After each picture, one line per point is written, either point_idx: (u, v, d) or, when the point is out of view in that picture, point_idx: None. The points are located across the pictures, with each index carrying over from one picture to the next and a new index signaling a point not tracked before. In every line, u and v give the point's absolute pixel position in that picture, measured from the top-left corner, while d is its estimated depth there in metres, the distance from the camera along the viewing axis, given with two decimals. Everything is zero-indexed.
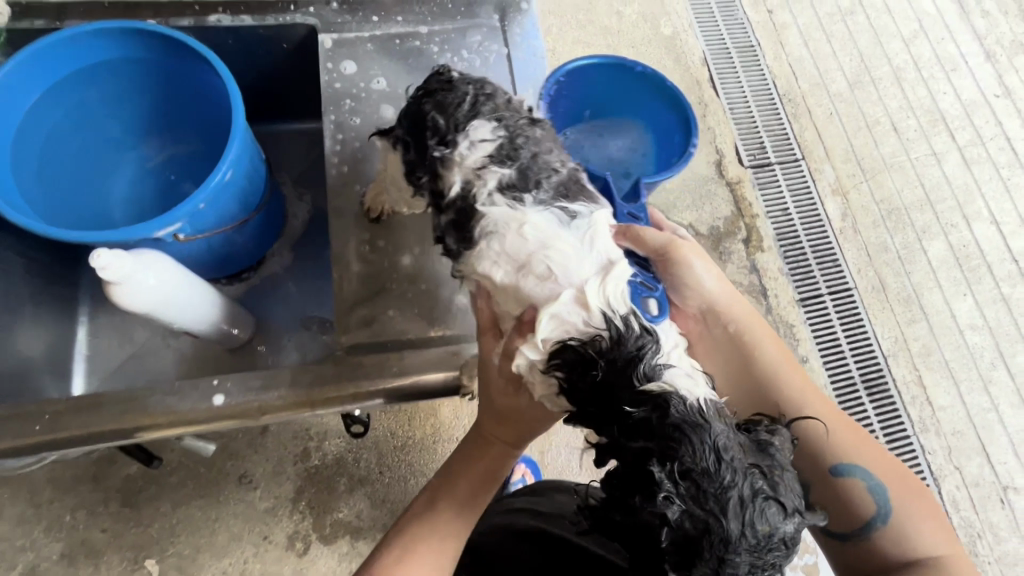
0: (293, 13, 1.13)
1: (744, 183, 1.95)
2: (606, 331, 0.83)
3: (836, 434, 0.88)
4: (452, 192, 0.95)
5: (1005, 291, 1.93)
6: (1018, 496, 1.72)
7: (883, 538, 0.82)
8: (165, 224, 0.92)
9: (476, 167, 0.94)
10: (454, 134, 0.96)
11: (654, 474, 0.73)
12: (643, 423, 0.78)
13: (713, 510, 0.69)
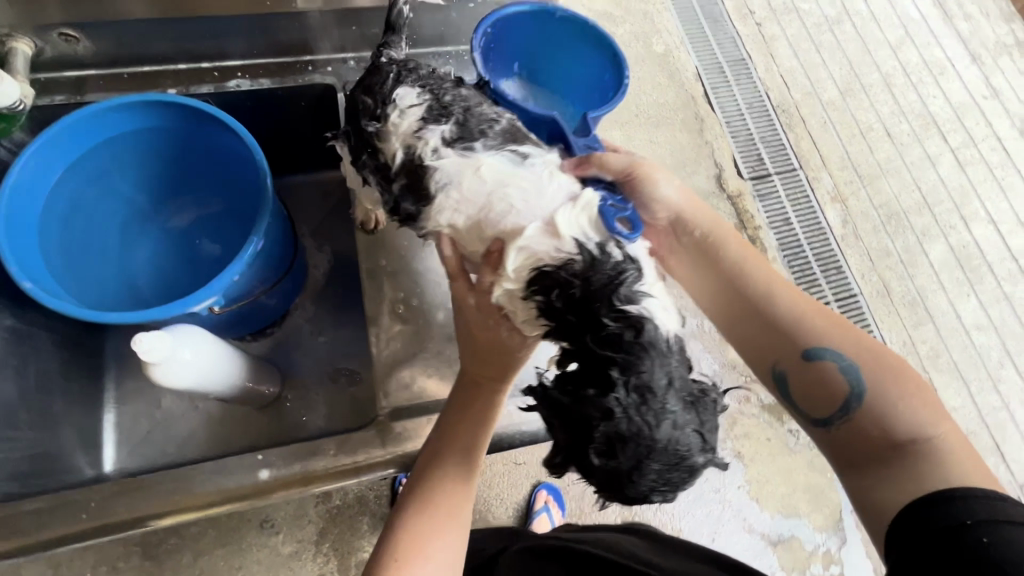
0: (311, 74, 1.12)
1: (744, 196, 1.90)
2: (580, 255, 0.77)
3: (809, 321, 0.82)
4: (398, 160, 0.91)
5: (1007, 289, 1.96)
6: None
7: (864, 419, 0.75)
8: (199, 300, 0.91)
9: (414, 132, 0.91)
10: (384, 104, 0.94)
11: (611, 379, 0.70)
12: (615, 338, 0.72)
13: (649, 420, 0.67)
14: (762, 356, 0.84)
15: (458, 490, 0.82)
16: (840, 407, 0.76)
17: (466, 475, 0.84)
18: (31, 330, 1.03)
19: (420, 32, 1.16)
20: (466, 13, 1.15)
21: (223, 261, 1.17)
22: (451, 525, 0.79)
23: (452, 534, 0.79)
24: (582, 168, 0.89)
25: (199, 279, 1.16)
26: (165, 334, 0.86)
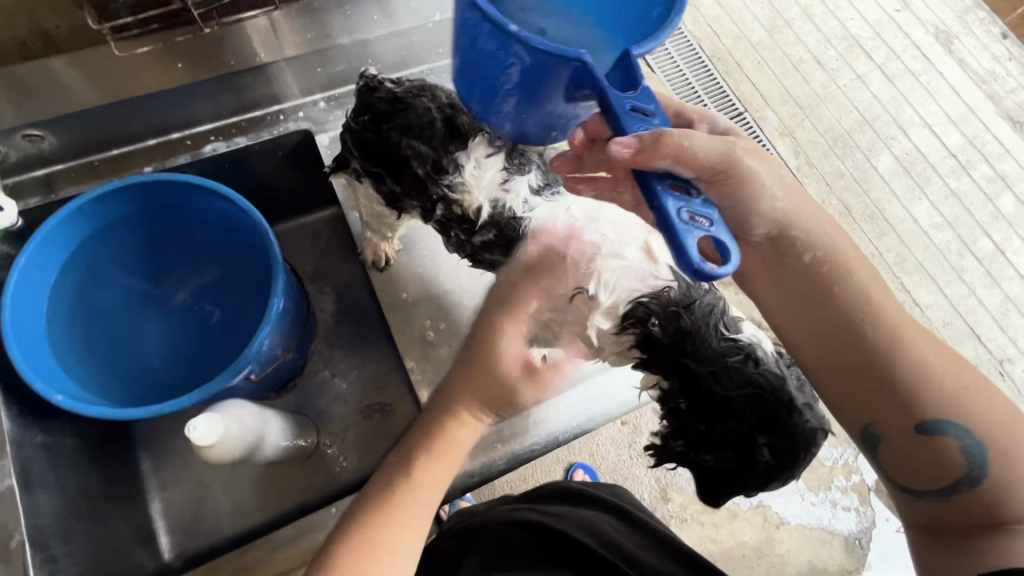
0: (284, 122, 1.13)
1: None
2: (675, 283, 0.87)
3: (944, 390, 0.77)
4: (484, 215, 0.94)
5: (953, 186, 1.90)
6: (1014, 365, 1.73)
7: (969, 500, 0.76)
8: (236, 371, 0.92)
9: (499, 183, 0.93)
10: (456, 153, 0.94)
11: (759, 415, 0.77)
12: (740, 373, 0.79)
13: (805, 443, 0.77)
14: (862, 410, 0.80)
15: (437, 488, 0.81)
16: (943, 486, 0.77)
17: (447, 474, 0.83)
18: (57, 439, 1.00)
19: (382, 61, 1.15)
20: (426, 35, 1.13)
21: (233, 330, 1.11)
22: (422, 524, 0.79)
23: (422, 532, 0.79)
24: (640, 161, 0.65)
25: (214, 354, 1.10)
26: (215, 414, 0.86)
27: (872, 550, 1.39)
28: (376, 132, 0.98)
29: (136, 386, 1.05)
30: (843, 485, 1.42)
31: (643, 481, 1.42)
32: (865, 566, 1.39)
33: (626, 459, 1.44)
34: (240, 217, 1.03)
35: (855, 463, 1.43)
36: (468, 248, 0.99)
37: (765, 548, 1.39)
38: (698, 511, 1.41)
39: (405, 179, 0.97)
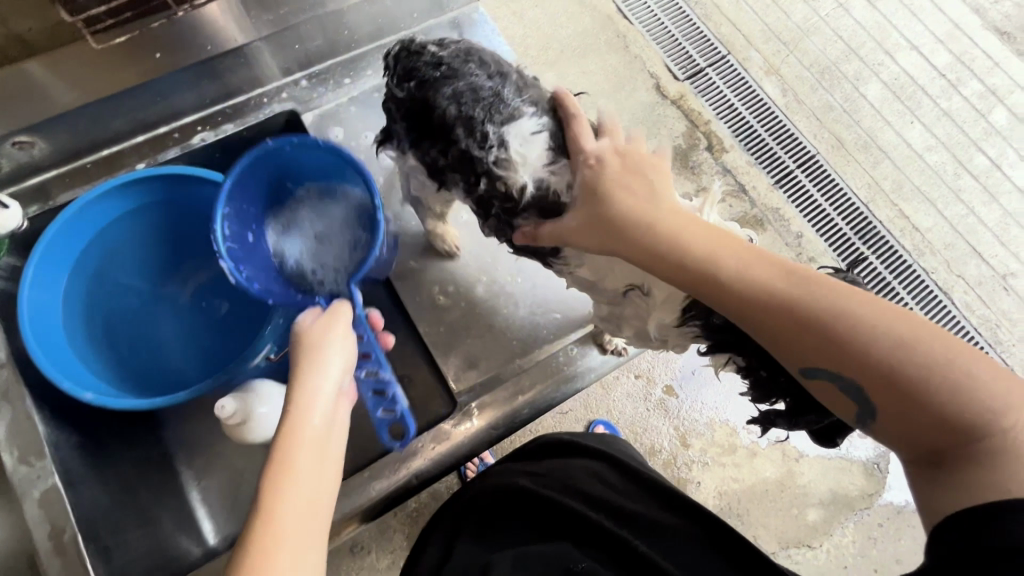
0: (267, 106, 1.13)
1: (686, 96, 1.84)
2: None
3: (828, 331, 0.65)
4: (529, 194, 0.85)
5: (944, 106, 1.88)
6: (1018, 280, 1.72)
7: (883, 429, 0.64)
8: (257, 350, 0.97)
9: (546, 162, 0.84)
10: (504, 127, 0.85)
11: None
12: None
13: None
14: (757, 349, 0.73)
15: (301, 500, 0.63)
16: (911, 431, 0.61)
17: (313, 479, 0.64)
18: (93, 437, 1.03)
19: (358, 31, 1.15)
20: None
21: (241, 320, 1.14)
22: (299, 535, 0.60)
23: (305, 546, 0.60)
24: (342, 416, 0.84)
25: (228, 345, 1.12)
26: (240, 393, 0.90)
27: (889, 472, 1.43)
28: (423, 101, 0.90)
29: (155, 381, 1.07)
30: None
31: (661, 428, 1.46)
32: (884, 490, 1.42)
33: (644, 410, 1.47)
34: None
35: None
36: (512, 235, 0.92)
37: (786, 482, 1.42)
38: (718, 454, 1.44)
39: (451, 153, 0.89)
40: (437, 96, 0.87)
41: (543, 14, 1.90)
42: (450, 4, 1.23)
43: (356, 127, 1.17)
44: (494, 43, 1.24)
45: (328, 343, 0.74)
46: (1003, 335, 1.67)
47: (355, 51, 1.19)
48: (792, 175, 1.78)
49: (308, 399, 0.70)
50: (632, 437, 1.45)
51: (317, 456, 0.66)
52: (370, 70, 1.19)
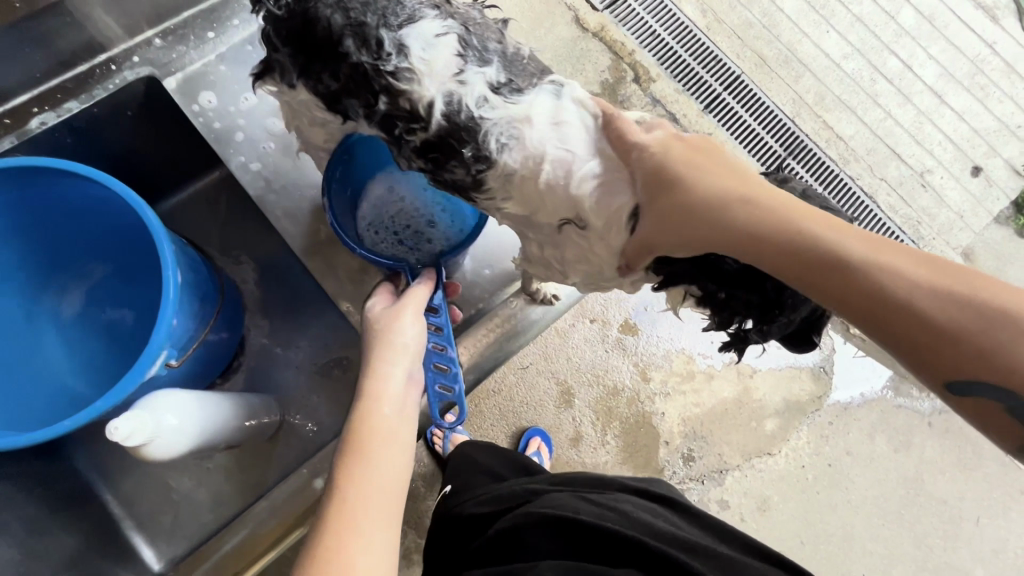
0: (119, 72, 0.95)
1: (607, 27, 1.74)
2: None
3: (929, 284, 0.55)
4: (439, 114, 0.73)
5: (857, 11, 1.86)
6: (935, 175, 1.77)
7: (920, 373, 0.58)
8: (152, 358, 0.81)
9: (454, 73, 0.73)
10: (400, 30, 0.72)
11: None
12: None
13: None
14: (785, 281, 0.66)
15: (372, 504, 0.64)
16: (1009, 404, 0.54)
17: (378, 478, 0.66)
18: None
19: None
20: None
21: (145, 323, 1.03)
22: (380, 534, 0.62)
23: (385, 538, 0.62)
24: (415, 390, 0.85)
25: (135, 354, 1.02)
26: (138, 411, 0.78)
27: (836, 374, 1.47)
28: (302, 13, 0.73)
29: (57, 407, 0.97)
30: None
31: (620, 367, 1.44)
32: (832, 390, 1.47)
33: (603, 352, 1.45)
34: (110, 198, 0.91)
35: None
36: (433, 169, 0.79)
37: (743, 399, 1.45)
38: (678, 382, 1.44)
39: (341, 71, 0.74)
40: (314, 0, 0.73)
41: None
42: None
43: (231, 87, 1.01)
44: None
45: (400, 331, 0.77)
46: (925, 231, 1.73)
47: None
48: (720, 98, 1.74)
49: (385, 390, 0.73)
50: (593, 380, 1.43)
51: (392, 449, 0.70)
52: (236, 21, 1.02)
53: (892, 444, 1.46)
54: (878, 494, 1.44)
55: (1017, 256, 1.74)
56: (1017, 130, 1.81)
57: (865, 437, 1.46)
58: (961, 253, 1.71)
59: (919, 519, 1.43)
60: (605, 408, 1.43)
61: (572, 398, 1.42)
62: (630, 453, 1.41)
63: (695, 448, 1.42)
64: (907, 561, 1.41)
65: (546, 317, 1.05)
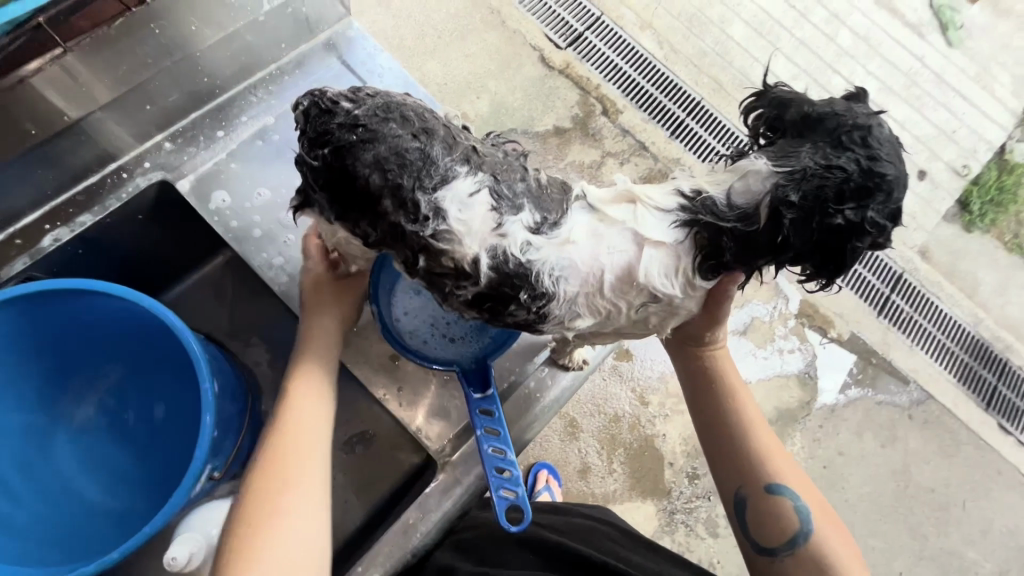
0: (130, 181, 0.96)
1: (572, 64, 1.76)
2: (692, 229, 0.74)
3: (770, 439, 0.83)
4: (485, 268, 0.74)
5: (799, 34, 1.80)
6: None
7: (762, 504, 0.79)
8: (196, 474, 0.79)
9: (493, 228, 0.73)
10: (437, 193, 0.70)
11: (823, 215, 0.68)
12: (774, 207, 0.70)
13: (859, 177, 0.67)
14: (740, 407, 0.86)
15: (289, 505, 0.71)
16: (788, 538, 0.77)
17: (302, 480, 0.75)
18: None
19: (220, 75, 0.99)
20: (259, 28, 0.97)
21: (162, 427, 1.00)
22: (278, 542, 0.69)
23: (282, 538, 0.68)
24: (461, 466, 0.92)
25: (156, 460, 0.98)
26: (187, 535, 0.84)
27: (820, 377, 1.56)
28: (340, 166, 0.71)
29: (79, 533, 0.92)
30: (788, 347, 1.57)
31: (622, 396, 1.46)
32: (819, 395, 1.55)
33: (601, 382, 1.47)
34: (130, 310, 0.89)
35: (790, 310, 1.59)
36: (491, 314, 0.81)
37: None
38: (675, 403, 1.46)
39: (379, 225, 0.73)
40: (351, 158, 0.70)
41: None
42: (319, 25, 1.08)
43: (245, 184, 1.01)
44: (378, 58, 1.10)
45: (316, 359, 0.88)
46: None
47: (222, 96, 1.02)
48: (683, 123, 1.73)
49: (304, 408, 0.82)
50: (596, 411, 1.45)
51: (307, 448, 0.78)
52: (244, 117, 1.03)
53: (878, 440, 1.54)
54: (871, 490, 1.51)
55: (972, 252, 1.68)
56: (954, 134, 1.74)
57: (851, 436, 1.53)
58: (918, 252, 1.65)
59: (912, 509, 1.50)
60: (609, 437, 1.44)
61: (577, 430, 1.44)
62: (637, 480, 1.42)
63: (698, 465, 1.43)
64: (905, 552, 1.48)
65: (577, 383, 1.06)
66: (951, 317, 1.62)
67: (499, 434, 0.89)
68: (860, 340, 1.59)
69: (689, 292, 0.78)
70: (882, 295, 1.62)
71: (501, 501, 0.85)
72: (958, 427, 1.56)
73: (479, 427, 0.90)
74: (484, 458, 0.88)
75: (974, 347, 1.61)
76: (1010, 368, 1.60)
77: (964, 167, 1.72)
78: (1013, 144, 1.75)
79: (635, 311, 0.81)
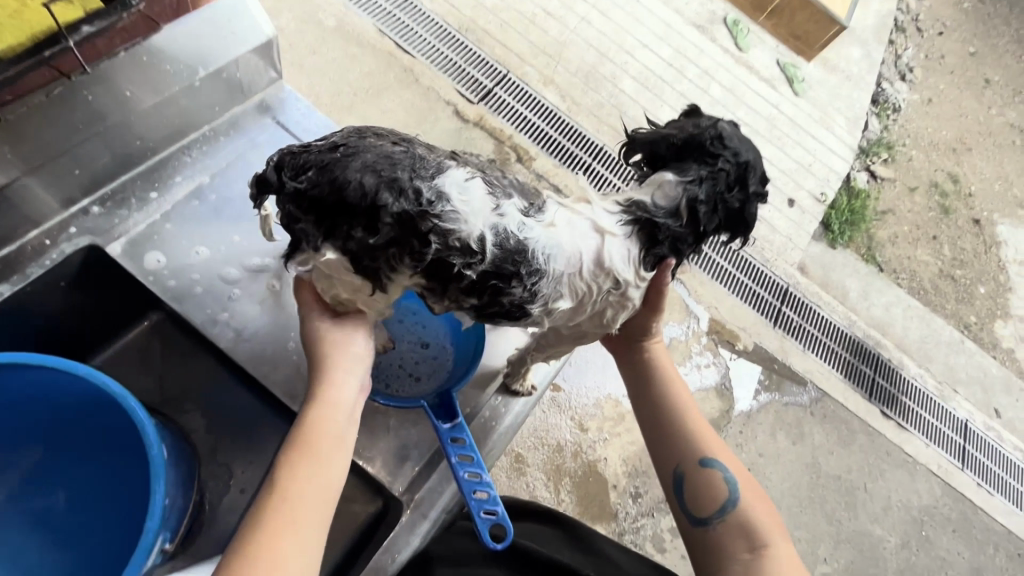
0: (55, 248, 0.92)
1: (485, 116, 1.90)
2: (637, 227, 0.86)
3: (702, 422, 0.94)
4: (491, 244, 0.78)
5: (679, 88, 2.10)
6: (764, 209, 1.99)
7: (695, 477, 0.88)
8: (148, 549, 0.75)
9: (493, 208, 0.79)
10: (436, 179, 0.76)
11: (724, 201, 0.86)
12: (692, 207, 0.84)
13: (733, 167, 0.85)
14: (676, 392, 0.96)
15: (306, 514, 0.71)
16: (718, 507, 0.86)
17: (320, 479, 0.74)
18: None
19: (152, 137, 0.99)
20: (195, 92, 0.99)
21: (92, 506, 0.93)
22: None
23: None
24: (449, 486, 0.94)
25: (91, 544, 0.91)
26: None
27: (734, 386, 1.74)
28: (330, 182, 0.74)
29: None
30: (703, 361, 1.75)
31: (564, 424, 1.54)
32: (735, 402, 1.73)
33: (542, 414, 1.54)
34: (63, 383, 0.84)
35: (700, 329, 1.78)
36: (489, 298, 0.83)
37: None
38: (612, 426, 1.56)
39: (381, 224, 0.75)
40: (342, 168, 0.75)
41: (323, 61, 1.84)
42: (252, 88, 1.12)
43: (182, 243, 1.00)
44: (312, 117, 1.15)
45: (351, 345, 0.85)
46: (766, 254, 1.94)
47: (153, 157, 1.02)
48: (590, 166, 1.92)
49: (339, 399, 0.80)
50: (541, 442, 1.51)
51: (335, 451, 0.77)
52: (178, 177, 1.03)
53: (789, 439, 1.73)
54: (789, 486, 1.68)
55: (839, 266, 1.99)
56: (811, 167, 2.09)
57: (765, 437, 1.72)
58: (796, 268, 1.94)
59: (826, 498, 1.70)
60: (554, 467, 1.50)
61: (523, 466, 1.49)
62: (585, 505, 1.48)
63: (640, 484, 1.52)
64: (826, 538, 1.66)
65: (529, 408, 1.11)
66: (831, 321, 1.90)
67: (473, 460, 0.93)
68: (763, 349, 1.81)
69: (640, 279, 0.88)
70: (774, 307, 1.87)
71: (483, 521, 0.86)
72: (850, 418, 1.80)
73: (453, 455, 0.93)
74: (461, 484, 0.90)
75: (852, 345, 1.88)
76: (881, 361, 1.89)
77: (823, 194, 2.07)
78: (855, 173, 2.13)
79: (598, 300, 0.88)
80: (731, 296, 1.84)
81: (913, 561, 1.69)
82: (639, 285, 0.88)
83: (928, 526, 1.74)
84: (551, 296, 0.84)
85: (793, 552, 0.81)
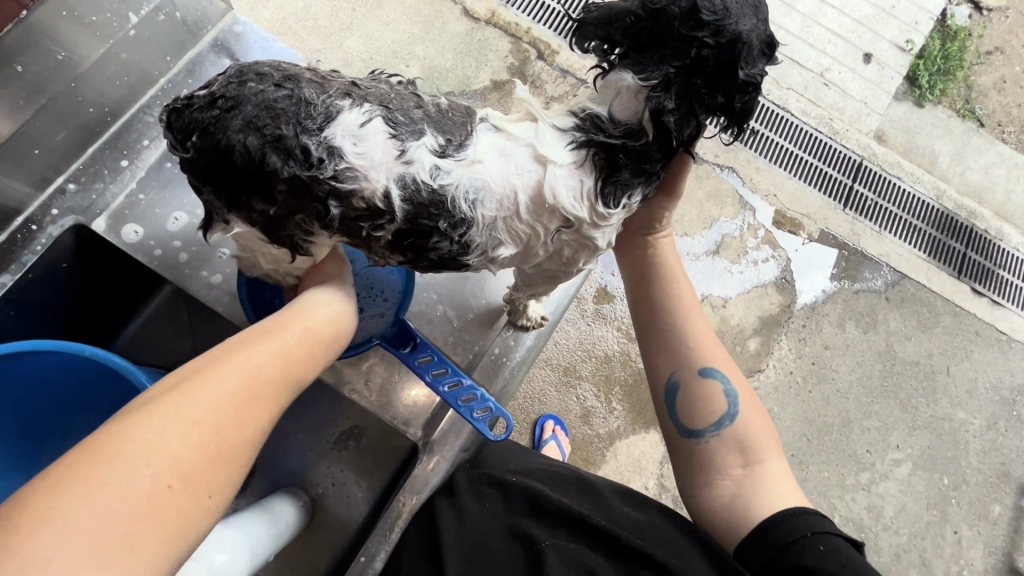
0: (44, 231, 0.93)
1: (497, 11, 1.66)
2: (594, 148, 0.75)
3: (706, 329, 0.87)
4: (399, 200, 0.71)
5: None
6: (837, 73, 1.67)
7: (693, 386, 0.83)
8: None
9: (397, 156, 0.70)
10: (325, 131, 0.67)
11: (705, 91, 0.71)
12: (661, 115, 0.71)
13: (709, 51, 0.67)
14: (683, 294, 0.88)
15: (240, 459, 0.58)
16: (715, 421, 0.81)
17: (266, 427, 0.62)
18: None
19: (105, 99, 0.96)
20: (134, 45, 0.96)
21: None
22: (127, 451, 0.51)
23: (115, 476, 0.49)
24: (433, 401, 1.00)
25: None
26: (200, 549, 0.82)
27: (796, 280, 1.57)
28: (214, 147, 0.68)
29: None
30: (759, 255, 1.57)
31: (608, 337, 1.46)
32: (798, 296, 1.56)
33: (585, 326, 1.46)
34: (69, 361, 0.87)
35: (757, 222, 1.59)
36: (414, 255, 0.78)
37: (723, 328, 1.53)
38: None
39: (276, 191, 0.69)
40: (223, 132, 0.67)
41: None
42: (201, 27, 1.06)
43: (158, 212, 1.00)
44: (271, 48, 1.08)
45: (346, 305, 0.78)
46: (839, 125, 1.65)
47: (116, 122, 1.01)
48: None
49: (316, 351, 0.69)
50: (585, 355, 1.45)
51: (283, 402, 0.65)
52: (145, 140, 1.02)
53: (860, 328, 1.56)
54: (859, 376, 1.54)
55: (926, 127, 1.67)
56: (895, 10, 1.70)
57: (835, 330, 1.56)
58: (873, 137, 1.65)
59: (901, 386, 1.54)
60: (604, 377, 1.44)
61: (573, 378, 1.43)
62: (638, 412, 1.42)
63: None
64: (900, 426, 1.52)
65: (541, 339, 1.09)
66: (914, 195, 1.64)
67: (447, 371, 0.96)
68: (832, 236, 1.60)
69: (596, 220, 0.77)
70: (844, 186, 1.63)
71: (478, 419, 0.93)
72: (934, 299, 1.59)
73: (427, 374, 0.96)
74: (445, 397, 0.94)
75: (938, 220, 1.63)
76: (975, 234, 1.63)
77: (908, 41, 1.69)
78: (954, 8, 1.72)
79: (550, 240, 0.80)
80: (794, 179, 1.61)
81: (1001, 443, 1.54)
82: (597, 225, 0.78)
83: (1020, 406, 1.56)
84: (479, 248, 0.78)
85: (785, 469, 0.80)
